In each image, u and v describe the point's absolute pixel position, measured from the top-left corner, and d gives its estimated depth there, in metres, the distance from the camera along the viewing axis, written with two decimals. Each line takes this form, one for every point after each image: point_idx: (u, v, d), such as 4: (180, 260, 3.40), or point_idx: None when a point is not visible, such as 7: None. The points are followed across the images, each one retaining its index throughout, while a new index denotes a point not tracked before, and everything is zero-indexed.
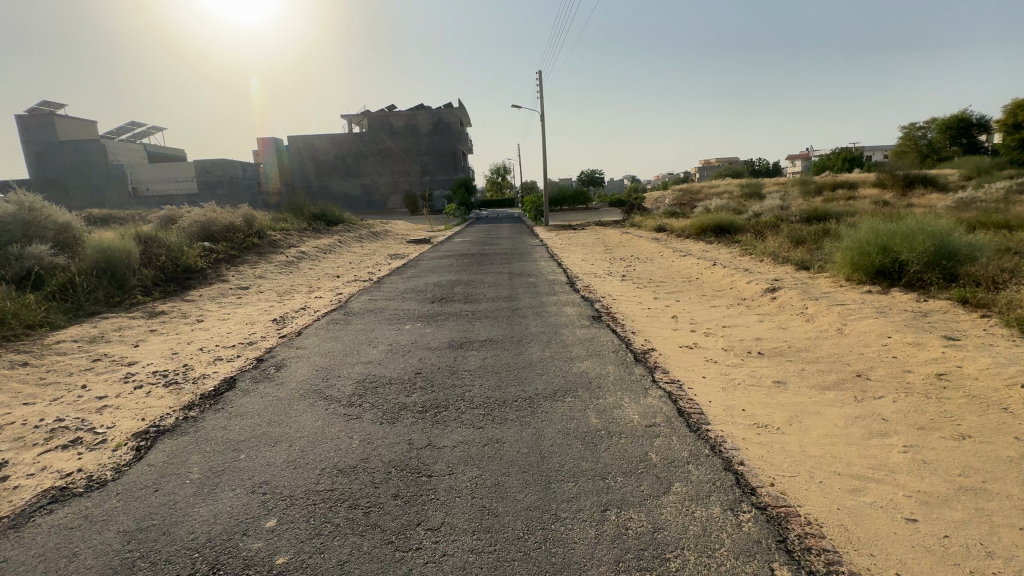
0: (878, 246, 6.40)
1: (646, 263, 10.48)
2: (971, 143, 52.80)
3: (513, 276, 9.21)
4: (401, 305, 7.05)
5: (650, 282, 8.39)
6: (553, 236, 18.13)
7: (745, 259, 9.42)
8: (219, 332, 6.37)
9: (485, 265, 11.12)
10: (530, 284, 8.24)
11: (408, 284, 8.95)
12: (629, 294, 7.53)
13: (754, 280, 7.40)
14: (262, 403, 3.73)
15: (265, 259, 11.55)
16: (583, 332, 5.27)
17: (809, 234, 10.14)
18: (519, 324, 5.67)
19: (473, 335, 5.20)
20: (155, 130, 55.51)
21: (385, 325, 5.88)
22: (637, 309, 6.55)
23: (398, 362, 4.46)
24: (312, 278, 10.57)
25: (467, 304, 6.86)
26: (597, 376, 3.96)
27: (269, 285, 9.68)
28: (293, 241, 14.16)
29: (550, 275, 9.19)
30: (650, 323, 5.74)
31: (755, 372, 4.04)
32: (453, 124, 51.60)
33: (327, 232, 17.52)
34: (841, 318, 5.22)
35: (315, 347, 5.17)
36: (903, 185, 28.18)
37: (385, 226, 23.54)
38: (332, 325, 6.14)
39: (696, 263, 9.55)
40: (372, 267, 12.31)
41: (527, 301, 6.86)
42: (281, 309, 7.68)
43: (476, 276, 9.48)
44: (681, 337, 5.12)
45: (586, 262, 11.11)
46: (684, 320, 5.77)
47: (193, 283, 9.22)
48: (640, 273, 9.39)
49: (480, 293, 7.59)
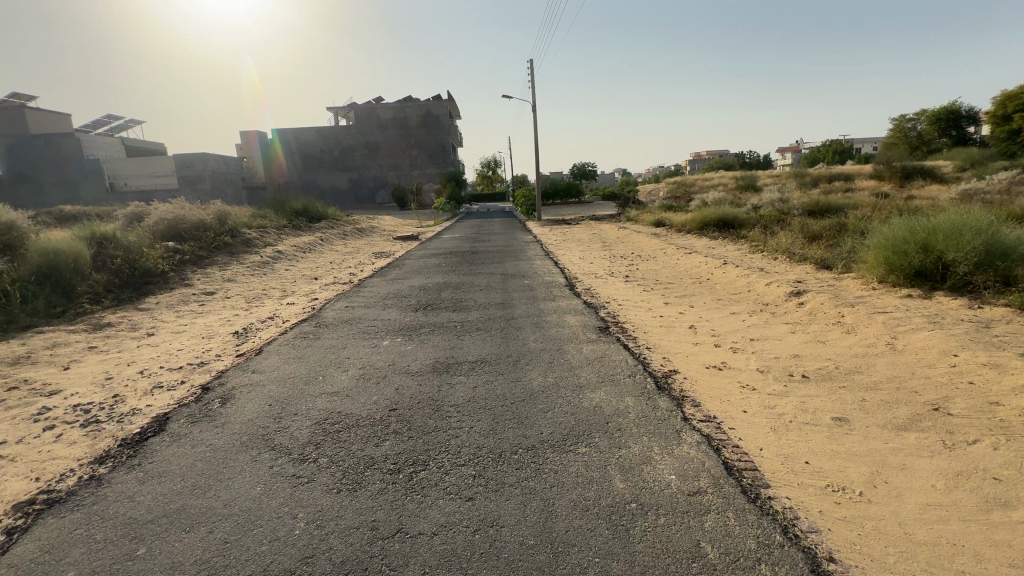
0: (917, 244, 5.71)
1: (649, 261, 9.73)
2: (961, 136, 52.80)
3: (507, 278, 8.42)
4: (381, 314, 6.23)
5: (658, 284, 7.65)
6: (547, 232, 17.38)
7: (757, 257, 8.72)
8: (168, 350, 5.52)
9: (476, 264, 10.29)
10: (526, 287, 7.46)
11: (392, 287, 8.13)
12: (635, 298, 6.77)
13: (774, 282, 6.68)
14: (191, 458, 2.91)
15: (237, 261, 10.63)
16: (591, 348, 4.51)
17: (824, 230, 9.45)
18: (515, 338, 4.90)
19: (461, 355, 4.41)
20: (133, 123, 53.63)
21: (360, 341, 5.08)
22: (647, 317, 5.80)
23: (370, 393, 3.67)
24: (287, 281, 9.69)
25: (456, 312, 6.07)
26: (615, 412, 3.21)
27: (238, 289, 8.80)
28: (270, 239, 13.23)
29: (547, 276, 8.43)
30: (665, 335, 5.00)
31: (807, 404, 3.31)
32: (442, 116, 50.47)
33: (309, 229, 16.55)
34: (889, 330, 4.51)
35: (273, 372, 4.35)
36: (900, 177, 27.74)
37: (372, 222, 22.60)
38: (300, 341, 5.32)
39: (704, 261, 8.83)
40: (354, 267, 11.46)
41: (524, 309, 6.10)
42: (246, 318, 6.83)
43: (466, 277, 8.69)
44: (706, 354, 4.38)
45: (584, 260, 10.35)
46: (704, 332, 5.03)
47: (152, 289, 8.31)
48: (644, 273, 8.65)
49: (470, 299, 6.80)
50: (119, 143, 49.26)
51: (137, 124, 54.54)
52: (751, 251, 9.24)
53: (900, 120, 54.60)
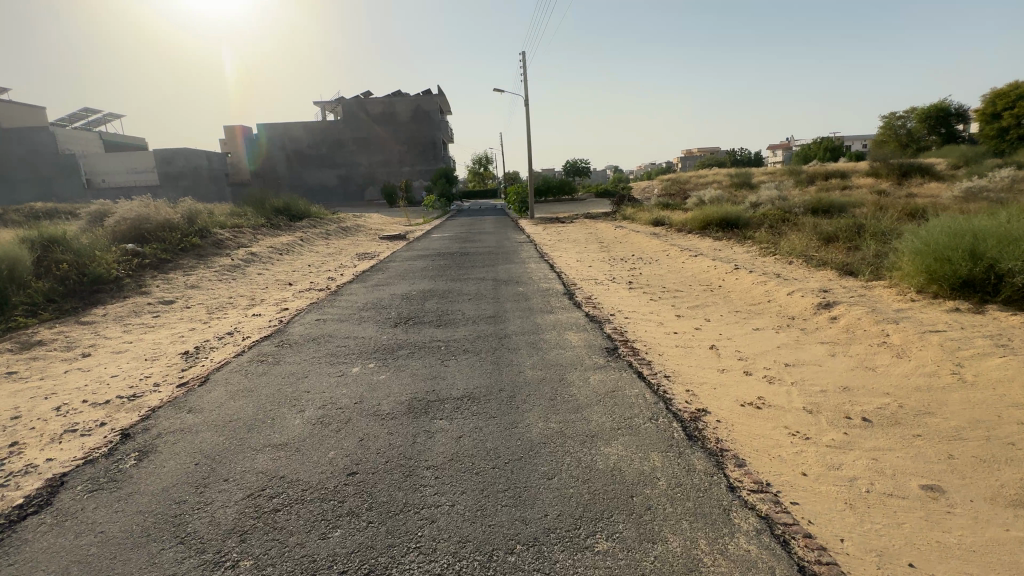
0: (963, 250, 5.05)
1: (653, 265, 9.01)
2: (951, 134, 52.94)
3: (498, 284, 7.65)
4: (354, 331, 5.43)
5: (665, 291, 6.95)
6: (541, 231, 16.66)
7: (769, 260, 8.07)
8: (101, 376, 4.68)
9: (465, 268, 9.51)
10: (520, 296, 6.71)
11: (371, 296, 7.33)
12: (644, 310, 6.04)
13: (797, 291, 6.00)
14: (69, 557, 2.13)
15: (204, 265, 9.75)
16: (599, 380, 3.77)
17: (839, 231, 8.80)
18: (509, 364, 4.16)
19: (443, 389, 3.64)
20: (113, 118, 52.00)
21: (325, 367, 4.29)
22: (659, 334, 5.08)
23: (326, 447, 2.90)
24: (258, 287, 8.85)
25: (441, 329, 5.30)
26: (640, 480, 2.46)
27: (201, 298, 7.95)
28: (246, 240, 12.33)
29: (543, 282, 7.69)
30: (685, 359, 4.27)
31: (882, 464, 2.60)
32: (432, 112, 49.46)
33: (290, 229, 15.63)
34: (949, 353, 3.83)
35: (214, 412, 3.55)
36: (898, 175, 27.30)
37: (358, 220, 21.73)
38: (255, 365, 4.52)
39: (712, 265, 8.15)
40: (334, 270, 10.64)
41: (518, 324, 5.34)
42: (203, 334, 6.01)
43: (454, 283, 7.93)
44: (737, 385, 3.66)
45: (582, 263, 9.64)
46: (729, 355, 4.31)
47: (102, 299, 7.43)
48: (648, 278, 7.96)
49: (457, 311, 6.03)
50: (97, 138, 47.56)
51: (116, 117, 52.74)
52: (763, 254, 8.55)
53: (891, 118, 54.59)
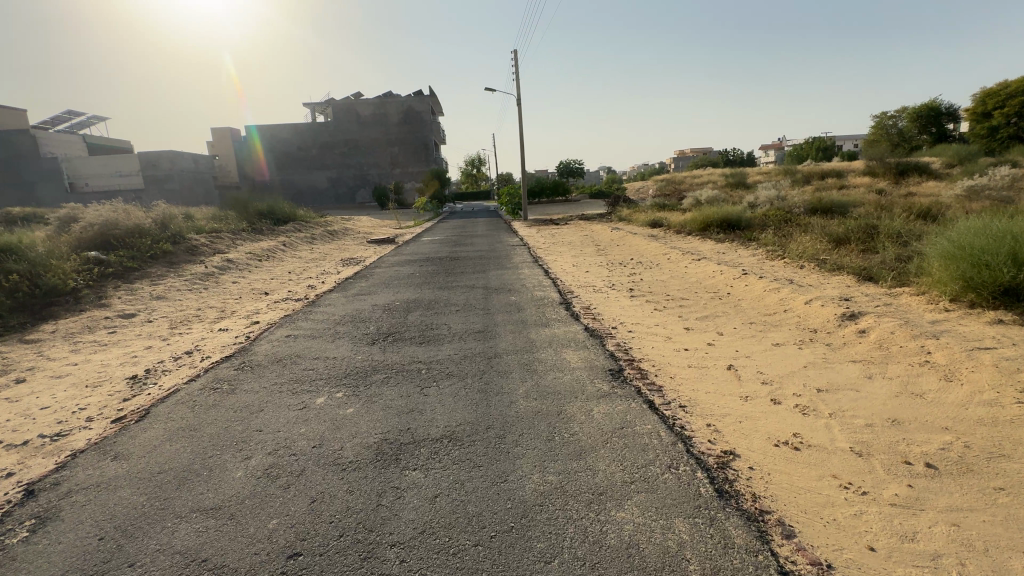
0: (1004, 255, 4.55)
1: (653, 270, 8.47)
2: (942, 133, 53.07)
3: (489, 293, 7.07)
4: (325, 350, 4.83)
5: (669, 300, 6.41)
6: (535, 234, 16.11)
7: (778, 265, 7.56)
8: (28, 408, 4.04)
9: (454, 275, 8.93)
10: (511, 307, 6.14)
11: (351, 307, 6.73)
12: (649, 322, 5.48)
13: (815, 300, 5.48)
14: None
15: (175, 273, 9.10)
16: (604, 413, 3.21)
17: (850, 233, 8.31)
18: (498, 392, 3.58)
19: (419, 428, 3.06)
20: (97, 120, 50.91)
21: (285, 398, 3.69)
22: (667, 350, 4.53)
23: (267, 515, 2.30)
24: (231, 297, 8.22)
25: (423, 347, 4.71)
26: (666, 565, 1.90)
27: (167, 310, 7.31)
28: (223, 246, 11.67)
29: (537, 290, 7.14)
30: (700, 383, 3.72)
31: (969, 533, 2.05)
32: (424, 113, 48.84)
33: (273, 234, 14.96)
34: (1008, 376, 3.30)
35: (143, 459, 2.94)
36: (895, 173, 27.04)
37: (346, 224, 21.08)
38: (206, 395, 3.90)
39: (718, 270, 7.63)
40: (315, 278, 10.03)
41: (509, 341, 4.76)
42: (159, 353, 5.39)
43: (442, 292, 7.36)
44: (767, 419, 3.11)
45: (578, 269, 9.09)
46: (750, 378, 3.77)
47: (55, 313, 6.77)
48: (650, 285, 7.43)
49: (442, 325, 5.45)
50: (80, 140, 46.48)
51: (100, 120, 51.62)
52: (770, 258, 8.04)
53: (883, 118, 54.67)
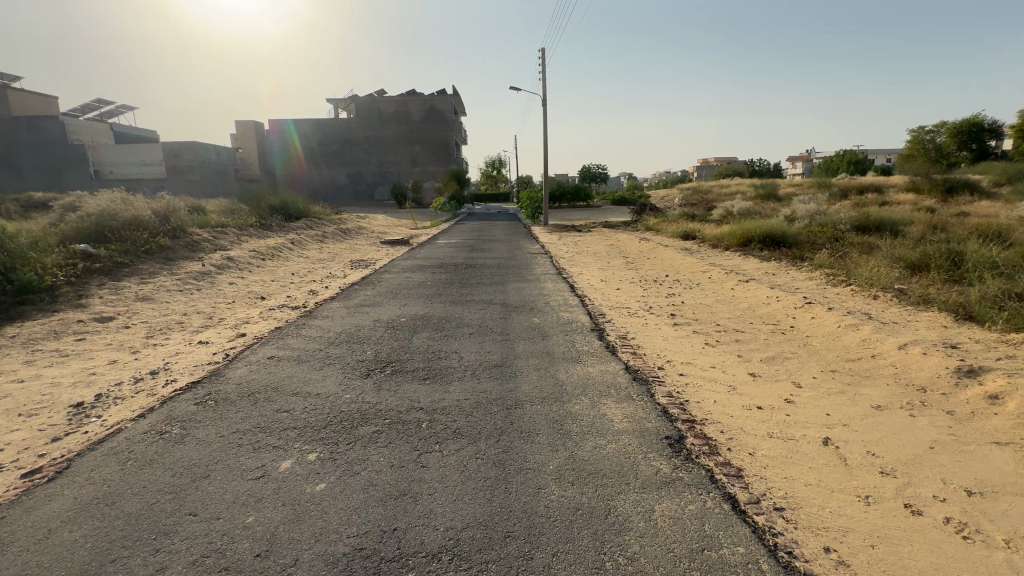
0: None
1: (694, 291, 7.47)
2: (983, 150, 50.70)
3: (508, 312, 6.16)
4: (309, 383, 3.95)
5: (721, 332, 5.42)
6: (557, 241, 15.17)
7: (845, 292, 6.52)
8: None
9: (470, 286, 8.07)
10: (533, 333, 5.22)
11: (350, 322, 5.88)
12: (701, 362, 4.51)
13: (911, 345, 4.46)
14: None
15: (168, 271, 8.40)
16: (673, 520, 2.25)
17: (926, 258, 7.22)
18: (521, 469, 2.65)
19: (410, 532, 2.15)
20: (126, 109, 51.58)
21: (241, 459, 2.81)
22: (734, 407, 3.55)
23: None
24: (223, 300, 7.46)
25: (426, 385, 3.82)
26: None
27: (149, 314, 6.56)
28: (227, 242, 10.98)
29: (563, 311, 6.23)
30: (795, 468, 2.75)
31: None
32: (447, 112, 48.34)
33: (282, 230, 14.29)
34: None
35: (20, 558, 2.08)
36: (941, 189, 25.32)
37: (361, 222, 20.41)
38: (146, 445, 3.04)
39: (772, 296, 6.62)
40: (320, 281, 9.24)
41: (533, 383, 3.85)
42: (122, 372, 4.59)
43: (455, 307, 6.49)
44: (914, 547, 2.13)
45: (608, 285, 8.14)
46: (864, 465, 2.77)
47: (22, 314, 6.05)
48: (694, 310, 6.44)
49: (453, 354, 4.56)
50: (108, 129, 47.03)
51: (128, 109, 52.24)
52: (832, 284, 6.99)
53: (921, 132, 52.52)
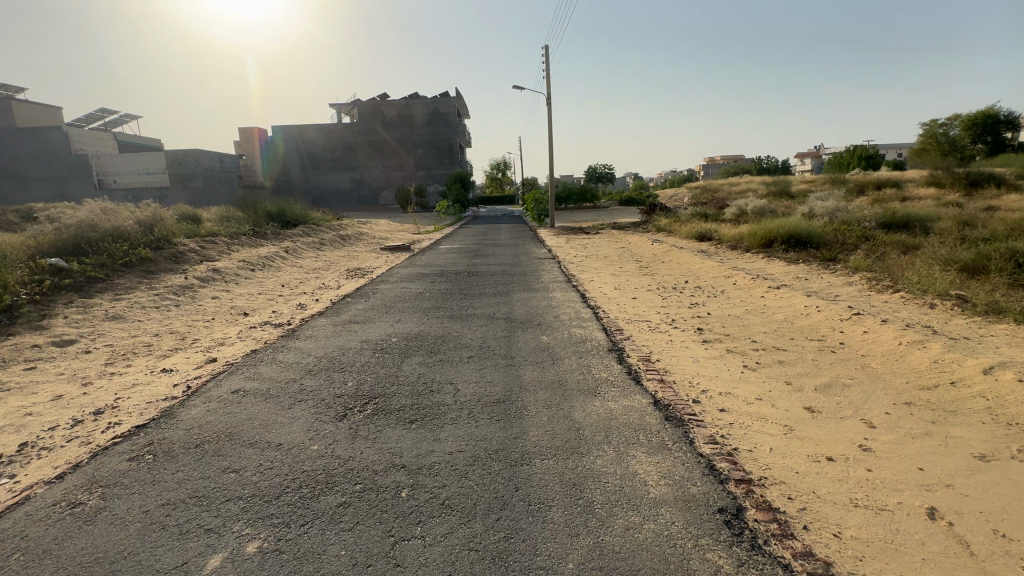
0: None
1: (720, 300, 6.73)
2: (1000, 143, 49.33)
3: (512, 330, 5.45)
4: (272, 428, 3.26)
5: (760, 351, 4.67)
6: (565, 245, 14.45)
7: (894, 300, 5.76)
8: None
9: (471, 297, 7.39)
10: (542, 357, 4.50)
11: (334, 344, 5.19)
12: (744, 392, 3.77)
13: (1000, 368, 3.68)
14: None
15: (146, 286, 7.79)
16: None
17: (983, 260, 6.42)
18: (528, 570, 1.93)
19: None
20: (130, 119, 51.65)
21: (159, 551, 2.13)
22: (799, 459, 2.81)
23: None
24: (202, 318, 6.83)
25: (413, 432, 3.12)
26: None
27: (116, 335, 5.94)
28: (215, 252, 10.37)
29: (576, 327, 5.51)
30: (904, 562, 2.01)
31: None
32: (450, 115, 47.85)
33: (277, 238, 13.67)
34: None
35: None
36: (964, 183, 24.23)
37: (362, 228, 19.81)
38: (46, 527, 2.35)
39: (811, 306, 5.86)
40: (311, 293, 8.59)
41: (543, 428, 3.13)
42: (62, 412, 3.93)
43: (453, 324, 5.79)
44: None
45: (623, 294, 7.41)
46: (997, 556, 2.03)
47: None
48: (724, 323, 5.69)
49: (448, 386, 3.85)
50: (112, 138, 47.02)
51: (133, 118, 52.26)
52: (877, 291, 6.22)
53: (935, 126, 51.29)
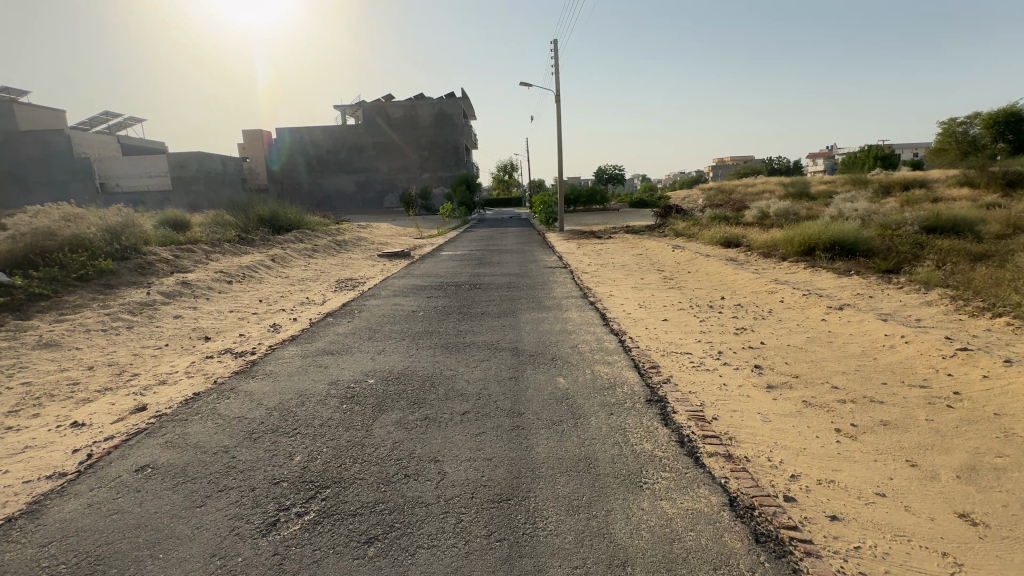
0: None
1: (771, 324, 5.58)
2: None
3: (519, 367, 4.33)
4: (160, 552, 2.16)
5: (848, 403, 3.52)
6: (577, 251, 13.37)
7: (1001, 328, 4.59)
8: None
9: (472, 317, 6.30)
10: (559, 415, 3.36)
11: (294, 388, 4.09)
12: (853, 480, 2.62)
13: None
14: None
15: (99, 304, 6.77)
16: None
17: None
18: None
19: None
20: (134, 121, 51.24)
21: None
22: None
23: None
24: (153, 344, 5.79)
25: (367, 567, 2.00)
26: None
27: (40, 369, 4.90)
28: (191, 263, 9.36)
29: (599, 363, 4.39)
30: None
31: None
32: (456, 116, 46.98)
33: (266, 245, 12.65)
34: None
35: None
36: (1002, 182, 22.63)
37: (361, 233, 18.83)
38: None
39: (892, 336, 4.70)
40: (291, 310, 7.55)
41: (568, 562, 2.00)
42: None
43: (447, 358, 4.68)
44: None
45: (649, 314, 6.28)
46: None
47: None
48: (785, 357, 4.54)
49: (430, 467, 2.74)
50: (115, 141, 46.59)
51: (137, 121, 51.92)
52: (969, 314, 5.06)
53: (955, 124, 49.65)
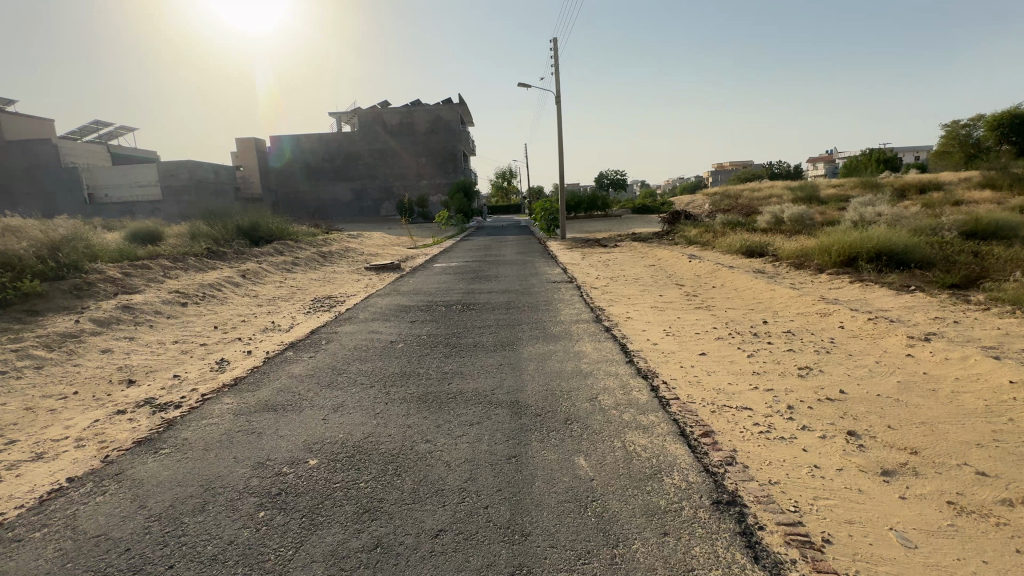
0: None
1: (842, 361, 4.36)
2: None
3: (523, 437, 3.12)
4: None
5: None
6: (583, 262, 12.16)
7: None
8: None
9: (461, 351, 5.08)
10: (585, 540, 2.15)
11: (202, 477, 2.86)
12: None
13: None
14: None
15: (8, 337, 5.56)
16: None
17: None
18: None
19: None
20: (126, 130, 50.24)
21: None
22: None
23: None
24: (57, 392, 4.56)
25: None
26: None
27: None
28: (143, 282, 8.16)
29: (632, 431, 3.15)
30: None
31: None
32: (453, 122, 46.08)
33: (240, 259, 11.46)
34: None
35: None
36: None
37: (350, 243, 17.67)
38: None
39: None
40: (248, 338, 6.34)
41: None
42: None
43: (422, 419, 3.46)
44: None
45: (682, 346, 5.05)
46: None
47: None
48: (884, 416, 3.31)
49: None
50: (105, 150, 45.54)
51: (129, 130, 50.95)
52: None
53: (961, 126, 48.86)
